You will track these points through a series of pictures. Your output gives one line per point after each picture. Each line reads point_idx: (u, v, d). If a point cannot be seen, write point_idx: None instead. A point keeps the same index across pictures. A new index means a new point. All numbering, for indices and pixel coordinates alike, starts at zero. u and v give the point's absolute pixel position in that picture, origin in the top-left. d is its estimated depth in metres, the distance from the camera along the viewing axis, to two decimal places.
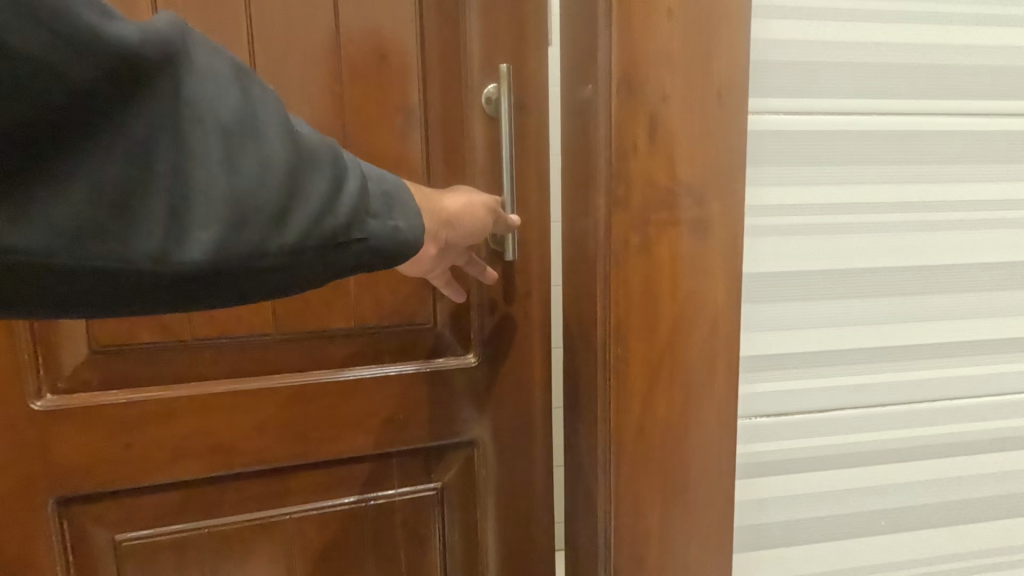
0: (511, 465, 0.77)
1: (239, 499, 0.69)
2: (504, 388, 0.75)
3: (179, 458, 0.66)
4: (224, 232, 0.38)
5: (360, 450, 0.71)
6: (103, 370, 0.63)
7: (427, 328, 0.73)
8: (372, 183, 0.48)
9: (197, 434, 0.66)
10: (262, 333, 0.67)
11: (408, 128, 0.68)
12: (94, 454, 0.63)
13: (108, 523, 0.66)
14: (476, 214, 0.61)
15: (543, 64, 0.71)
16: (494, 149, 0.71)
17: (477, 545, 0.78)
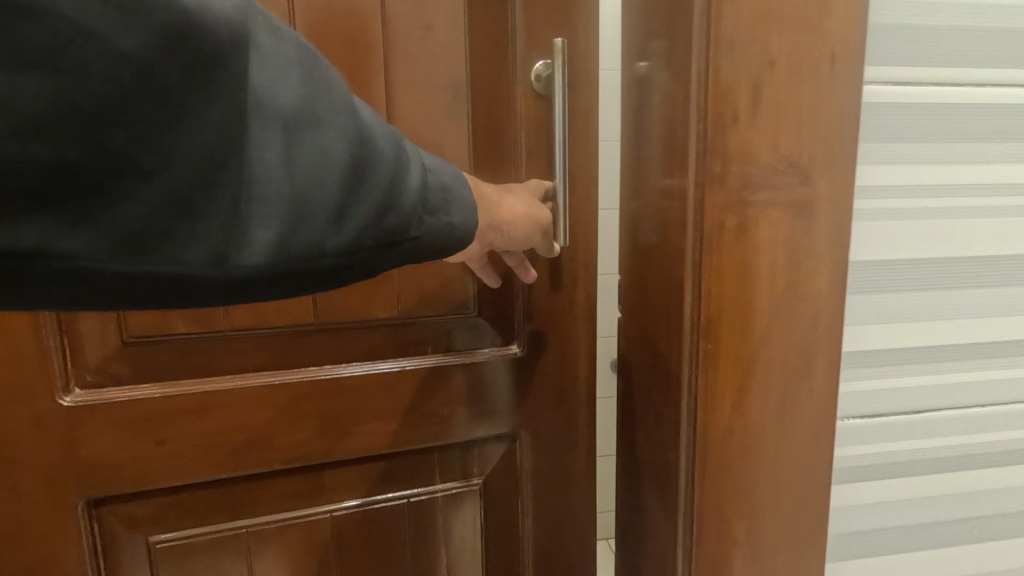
0: (556, 459, 0.74)
1: (276, 497, 0.67)
2: (549, 381, 0.72)
3: (214, 455, 0.63)
4: (284, 229, 0.36)
5: (400, 446, 0.69)
6: (134, 362, 0.61)
7: (468, 317, 0.69)
8: (430, 175, 0.45)
9: (232, 430, 0.63)
10: (300, 323, 0.64)
11: (453, 108, 0.65)
12: (125, 452, 0.60)
13: (139, 524, 0.63)
14: (522, 212, 0.59)
15: (593, 38, 0.67)
16: (541, 130, 0.67)
17: (521, 544, 0.75)
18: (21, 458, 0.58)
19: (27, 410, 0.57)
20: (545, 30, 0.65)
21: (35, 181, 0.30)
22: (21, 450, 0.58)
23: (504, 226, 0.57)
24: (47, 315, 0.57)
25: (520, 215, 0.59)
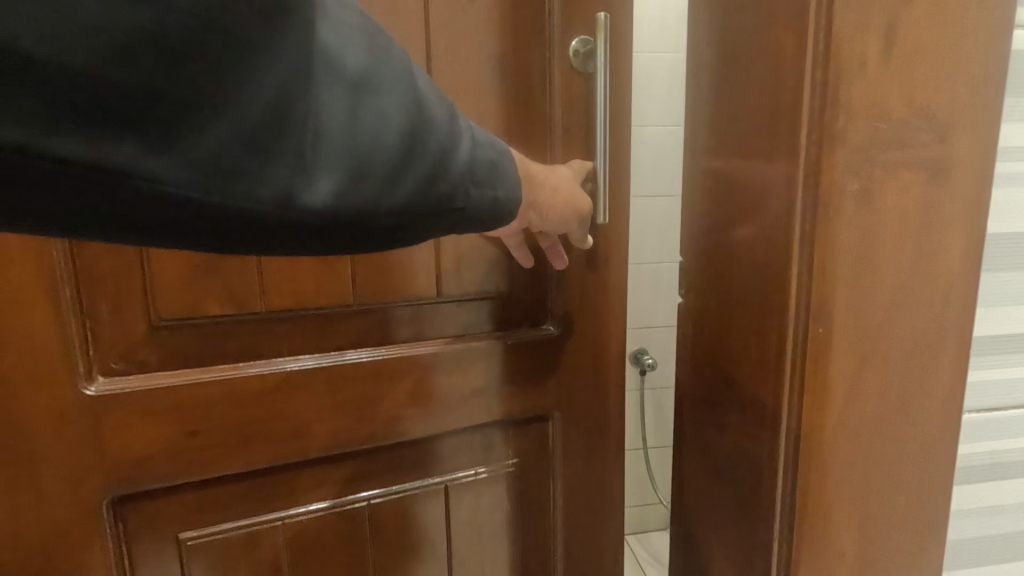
0: (584, 427, 0.81)
1: (313, 485, 0.69)
2: (577, 353, 0.79)
3: (250, 442, 0.64)
4: (346, 181, 0.35)
5: (441, 425, 0.73)
6: (164, 347, 0.60)
7: (502, 295, 0.74)
8: (479, 149, 0.45)
9: (269, 419, 0.64)
10: (337, 306, 0.66)
11: (496, 83, 0.70)
12: (157, 443, 0.60)
13: (169, 519, 0.63)
14: (566, 196, 0.63)
15: (626, 20, 0.74)
16: (576, 106, 0.74)
17: (552, 509, 0.82)
18: (42, 453, 0.56)
19: (51, 401, 0.55)
20: (574, 28, 0.72)
21: (118, 92, 0.27)
22: (43, 445, 0.56)
23: (544, 209, 0.61)
24: (70, 299, 0.55)
25: (561, 197, 0.63)
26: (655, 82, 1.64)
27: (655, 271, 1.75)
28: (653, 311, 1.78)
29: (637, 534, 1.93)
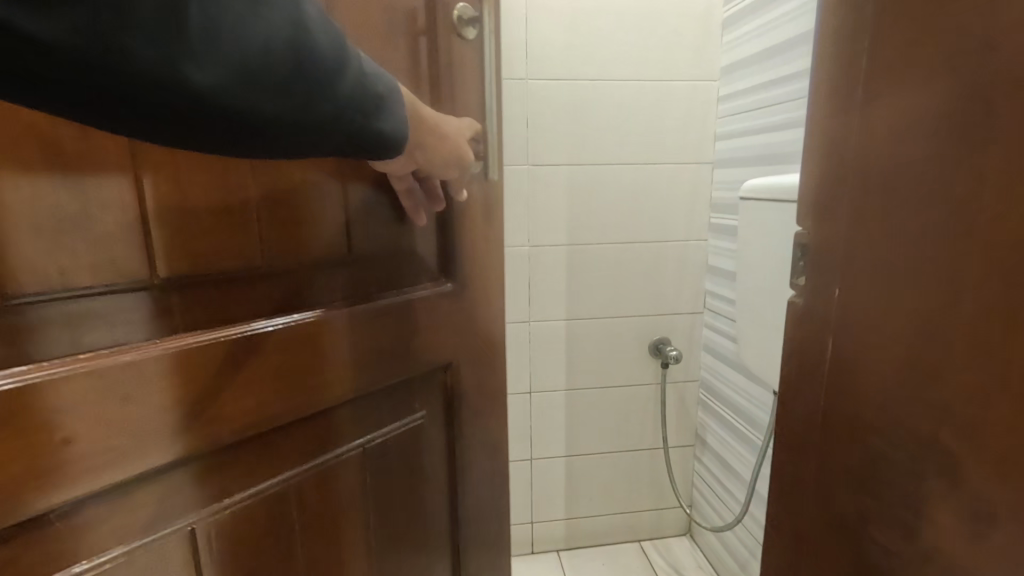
0: (476, 372, 0.87)
1: (229, 477, 0.59)
2: (465, 305, 0.82)
3: (153, 438, 0.51)
4: (229, 74, 0.35)
5: (354, 390, 0.69)
6: (17, 332, 0.43)
7: (400, 252, 0.75)
8: (371, 80, 0.47)
9: (176, 405, 0.52)
10: (243, 266, 0.58)
11: (395, 35, 0.67)
12: (17, 466, 0.43)
13: (36, 563, 0.46)
14: (452, 142, 0.66)
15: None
16: (464, 69, 0.75)
17: (457, 456, 0.87)
18: None
19: None
20: None
21: None
22: None
23: (432, 154, 0.63)
24: None
25: (450, 145, 0.66)
26: (687, 27, 1.40)
27: (682, 250, 1.54)
28: (679, 295, 1.57)
29: (655, 539, 1.75)
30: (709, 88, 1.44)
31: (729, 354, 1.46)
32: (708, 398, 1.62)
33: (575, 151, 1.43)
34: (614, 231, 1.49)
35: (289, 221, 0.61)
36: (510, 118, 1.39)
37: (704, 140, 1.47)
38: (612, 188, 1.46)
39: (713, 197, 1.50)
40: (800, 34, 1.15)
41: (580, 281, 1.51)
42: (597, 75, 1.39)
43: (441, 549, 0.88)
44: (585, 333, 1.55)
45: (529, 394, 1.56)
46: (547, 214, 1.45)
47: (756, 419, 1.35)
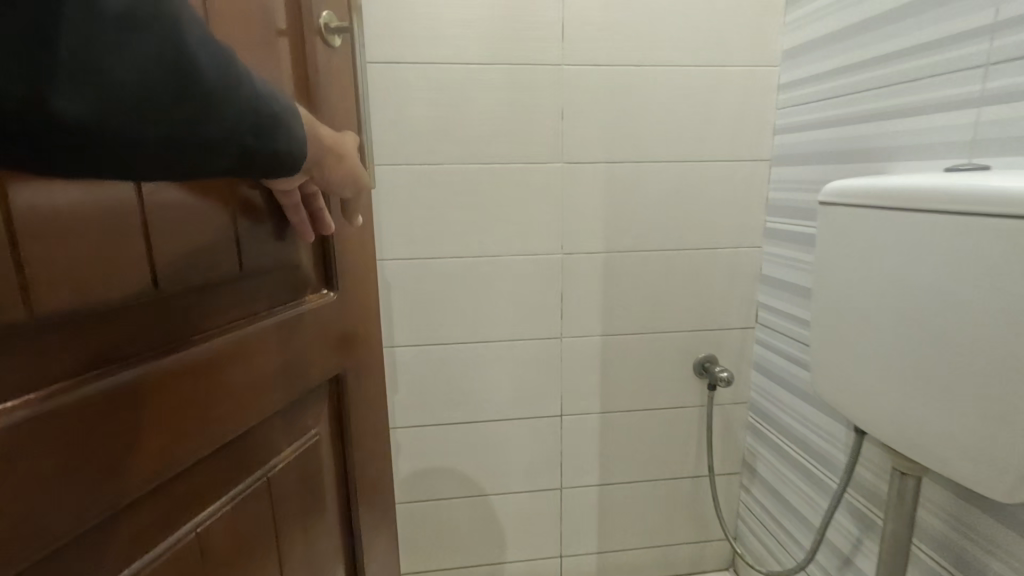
0: (361, 381, 0.83)
1: (129, 539, 0.50)
2: (346, 315, 0.78)
3: (34, 518, 0.40)
4: (97, 98, 0.32)
5: (254, 417, 0.62)
6: None
7: (288, 263, 0.68)
8: (265, 101, 0.42)
9: (59, 475, 0.42)
10: (130, 293, 0.47)
11: (271, 49, 0.62)
12: None
13: None
14: (349, 166, 0.62)
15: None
16: (333, 80, 0.71)
17: (347, 468, 0.83)
18: None
19: None
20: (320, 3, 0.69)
21: None
22: None
23: (328, 173, 0.59)
24: None
25: (346, 164, 0.61)
26: (747, 3, 1.23)
27: (733, 256, 1.37)
28: (729, 307, 1.41)
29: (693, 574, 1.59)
30: (768, 73, 1.28)
31: (793, 376, 1.29)
32: (758, 422, 1.46)
33: (613, 144, 1.26)
34: (659, 236, 1.32)
35: (179, 238, 0.52)
36: (542, 107, 1.21)
37: (760, 132, 1.30)
38: (656, 188, 1.30)
39: (770, 197, 1.33)
40: (889, 10, 0.97)
41: (620, 291, 1.34)
42: (641, 60, 1.23)
43: (339, 568, 0.84)
44: (624, 349, 1.38)
45: (559, 417, 1.40)
46: (583, 217, 1.29)
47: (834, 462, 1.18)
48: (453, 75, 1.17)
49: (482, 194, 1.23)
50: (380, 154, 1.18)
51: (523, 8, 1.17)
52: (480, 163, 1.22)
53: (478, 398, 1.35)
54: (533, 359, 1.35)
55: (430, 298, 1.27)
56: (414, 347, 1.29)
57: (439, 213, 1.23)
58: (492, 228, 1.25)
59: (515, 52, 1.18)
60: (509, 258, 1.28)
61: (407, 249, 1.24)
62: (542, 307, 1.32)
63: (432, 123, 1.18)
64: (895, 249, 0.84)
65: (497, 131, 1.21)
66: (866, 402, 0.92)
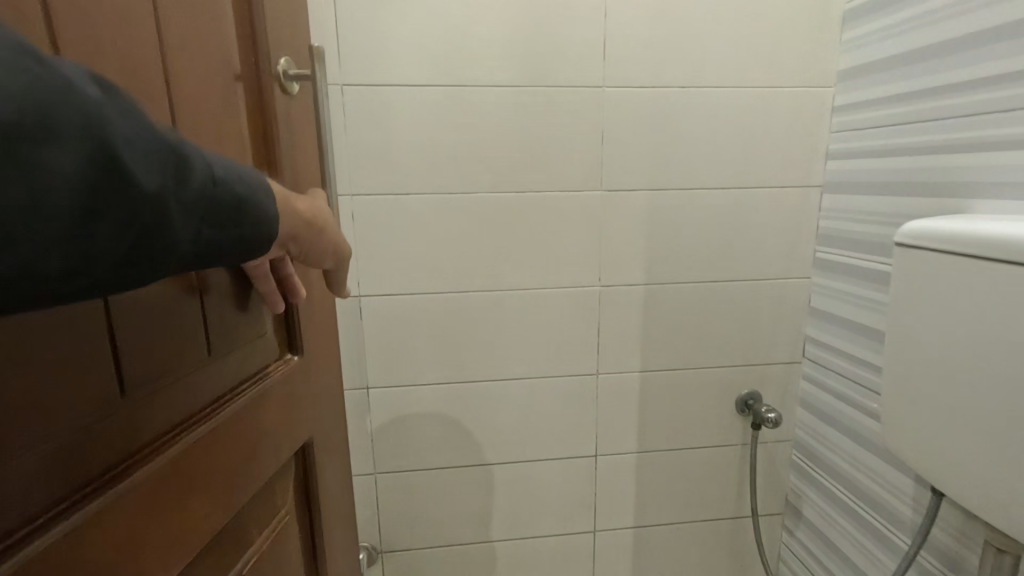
0: (324, 444, 0.77)
1: None
2: (310, 377, 0.72)
3: None
4: (23, 235, 0.28)
5: (229, 515, 0.55)
6: None
7: (254, 333, 0.61)
8: (222, 186, 0.38)
9: None
10: (91, 408, 0.40)
11: (235, 110, 0.55)
12: None
13: None
14: (333, 241, 0.55)
15: (303, 28, 0.68)
16: (292, 130, 0.65)
17: (317, 538, 0.76)
18: None
19: None
20: (281, 51, 0.62)
21: None
22: None
23: (306, 250, 0.53)
24: None
25: (327, 239, 0.55)
26: (798, 23, 1.16)
27: (780, 288, 1.29)
28: (774, 342, 1.33)
29: None
30: (822, 96, 1.20)
31: (855, 420, 1.19)
32: (804, 462, 1.37)
33: (655, 171, 1.18)
34: (701, 267, 1.25)
35: (142, 331, 0.44)
36: (580, 132, 1.14)
37: (811, 158, 1.23)
38: (701, 217, 1.22)
39: (821, 227, 1.25)
40: (970, 33, 0.89)
41: (660, 326, 1.27)
42: (687, 82, 1.15)
43: None
44: (663, 386, 1.31)
45: (594, 457, 1.32)
46: (623, 248, 1.21)
47: (901, 518, 1.09)
48: (487, 99, 1.10)
49: (516, 225, 1.16)
50: (408, 182, 1.10)
51: (563, 27, 1.09)
52: (515, 192, 1.14)
53: (509, 439, 1.27)
54: (567, 397, 1.27)
55: (459, 335, 1.19)
56: (441, 386, 1.21)
57: (471, 244, 1.15)
58: (524, 259, 1.18)
59: (553, 74, 1.11)
60: (545, 291, 1.20)
61: (436, 283, 1.16)
62: (576, 343, 1.24)
63: (464, 149, 1.11)
64: (978, 296, 0.76)
65: (531, 158, 1.13)
66: (947, 466, 0.83)
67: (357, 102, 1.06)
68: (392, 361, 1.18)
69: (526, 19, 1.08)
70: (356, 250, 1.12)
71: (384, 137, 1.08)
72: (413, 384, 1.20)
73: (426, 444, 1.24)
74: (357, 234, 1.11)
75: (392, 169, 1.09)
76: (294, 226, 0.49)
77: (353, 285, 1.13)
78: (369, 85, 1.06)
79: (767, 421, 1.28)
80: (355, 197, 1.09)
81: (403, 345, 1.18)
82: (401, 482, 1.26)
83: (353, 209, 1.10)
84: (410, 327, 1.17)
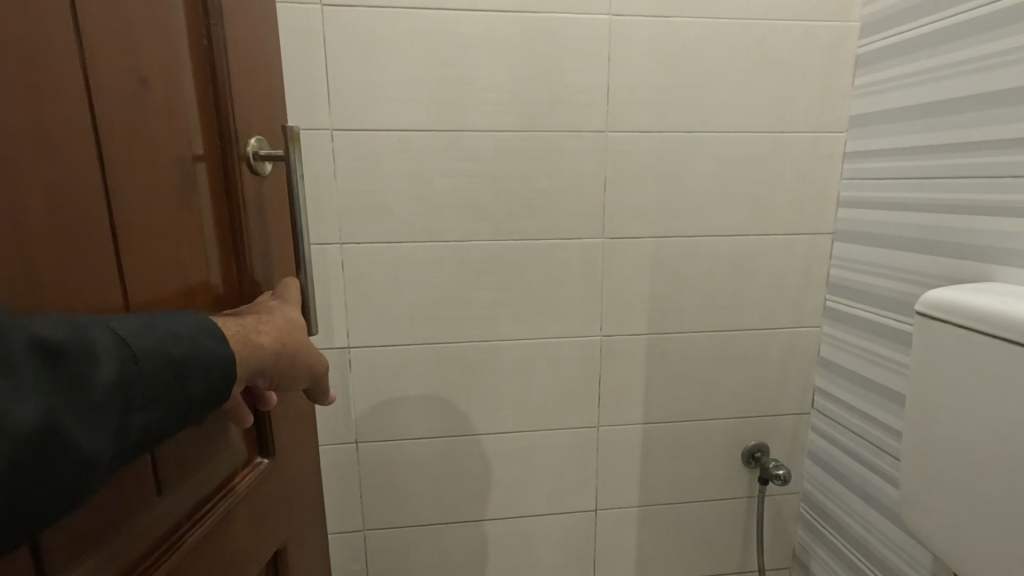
0: (299, 540, 0.78)
1: None
2: (280, 480, 0.72)
3: None
4: None
5: None
6: None
7: (216, 451, 0.60)
8: (138, 355, 0.43)
9: None
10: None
11: (199, 209, 0.57)
12: None
13: None
14: (299, 365, 0.58)
15: (277, 107, 0.71)
16: (259, 211, 0.66)
17: None
18: None
19: None
20: (250, 132, 0.64)
21: None
22: None
23: (273, 374, 0.56)
24: None
25: (299, 364, 0.58)
26: (809, 67, 1.13)
27: (789, 336, 1.25)
28: (782, 392, 1.29)
29: None
30: (833, 142, 1.17)
31: (871, 482, 1.14)
32: (813, 517, 1.32)
33: (660, 218, 1.14)
34: (707, 317, 1.21)
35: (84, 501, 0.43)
36: (586, 177, 1.09)
37: (821, 205, 1.19)
38: (707, 266, 1.18)
39: (832, 275, 1.22)
40: (992, 91, 0.87)
41: (664, 377, 1.22)
42: (695, 126, 1.11)
43: None
44: (667, 439, 1.26)
45: (593, 511, 1.26)
46: (627, 297, 1.16)
47: None
48: (487, 144, 1.05)
49: (517, 273, 1.11)
50: (404, 230, 1.06)
51: (567, 71, 1.05)
52: (515, 239, 1.10)
53: (506, 493, 1.22)
54: (567, 450, 1.22)
55: (456, 387, 1.14)
56: (435, 440, 1.16)
57: (469, 294, 1.10)
58: (523, 310, 1.13)
59: (556, 118, 1.06)
60: (545, 340, 1.15)
61: (431, 333, 1.11)
62: (579, 393, 1.19)
63: (463, 196, 1.06)
64: (1001, 378, 0.72)
65: (532, 204, 1.09)
66: (973, 557, 0.77)
67: (350, 148, 1.01)
68: (385, 414, 1.13)
69: (529, 62, 1.03)
70: (347, 300, 1.07)
71: (378, 184, 1.03)
72: (408, 439, 1.15)
73: (420, 499, 1.19)
74: (349, 283, 1.06)
75: (386, 216, 1.05)
76: (264, 358, 0.54)
77: (343, 336, 1.08)
78: (363, 130, 1.01)
79: (777, 477, 1.23)
80: (347, 246, 1.05)
81: (396, 398, 1.13)
82: (391, 539, 1.20)
83: (345, 258, 1.05)
84: (405, 380, 1.12)
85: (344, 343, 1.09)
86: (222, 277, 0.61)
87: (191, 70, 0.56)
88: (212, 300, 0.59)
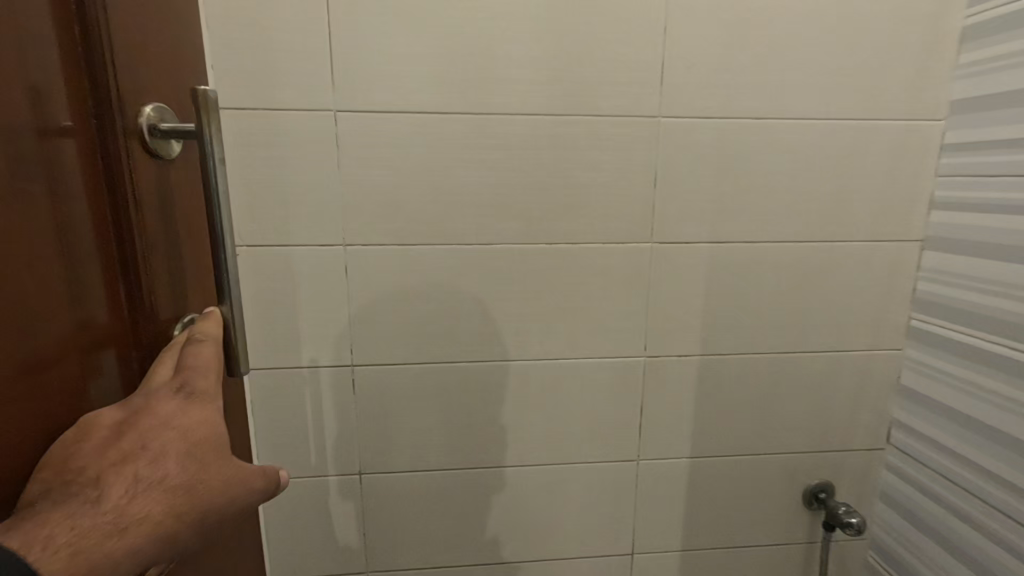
0: None
1: None
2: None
3: None
4: None
5: None
6: None
7: None
8: None
9: None
10: None
11: (73, 204, 0.48)
12: None
13: None
14: (206, 517, 0.49)
15: (169, 83, 0.63)
16: (153, 206, 0.58)
17: None
18: None
19: None
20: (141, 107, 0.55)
21: None
22: None
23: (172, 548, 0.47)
24: None
25: (202, 524, 0.49)
26: (902, 41, 0.94)
27: (864, 362, 1.07)
28: (854, 426, 1.10)
29: None
30: (927, 132, 0.98)
31: (971, 541, 0.96)
32: (884, 569, 1.14)
33: (717, 222, 0.96)
34: (770, 336, 1.03)
35: None
36: (632, 171, 0.93)
37: (909, 207, 1.01)
38: (771, 277, 1.00)
39: (921, 292, 1.03)
40: None
41: (717, 405, 1.05)
42: (764, 110, 0.93)
43: None
44: (717, 476, 1.08)
45: (630, 556, 1.10)
46: (676, 312, 0.99)
47: None
48: (516, 130, 0.89)
49: (548, 282, 0.95)
50: (418, 231, 0.90)
51: (614, 43, 0.88)
52: (545, 243, 0.94)
53: (529, 534, 1.06)
54: (601, 487, 1.06)
55: (474, 412, 0.99)
56: (448, 473, 1.01)
57: (490, 307, 0.95)
58: (555, 324, 0.97)
59: (596, 100, 0.90)
60: (579, 362, 0.99)
61: (446, 352, 0.96)
62: (617, 422, 1.03)
63: (488, 192, 0.91)
64: None
65: (567, 202, 0.93)
66: None
67: (355, 134, 0.86)
68: (393, 443, 0.99)
69: (568, 31, 0.87)
70: (350, 310, 0.92)
71: (387, 177, 0.88)
72: (415, 471, 1.00)
73: (431, 538, 1.04)
74: (352, 290, 0.91)
75: (396, 215, 0.89)
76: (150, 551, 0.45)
77: (344, 354, 0.94)
78: (371, 112, 0.86)
79: (848, 526, 1.04)
80: (349, 248, 0.90)
81: (406, 424, 0.98)
82: None
83: (347, 262, 0.90)
84: (415, 403, 0.97)
85: (345, 362, 0.94)
86: (104, 305, 0.52)
87: (60, 31, 0.46)
88: (87, 335, 0.49)
